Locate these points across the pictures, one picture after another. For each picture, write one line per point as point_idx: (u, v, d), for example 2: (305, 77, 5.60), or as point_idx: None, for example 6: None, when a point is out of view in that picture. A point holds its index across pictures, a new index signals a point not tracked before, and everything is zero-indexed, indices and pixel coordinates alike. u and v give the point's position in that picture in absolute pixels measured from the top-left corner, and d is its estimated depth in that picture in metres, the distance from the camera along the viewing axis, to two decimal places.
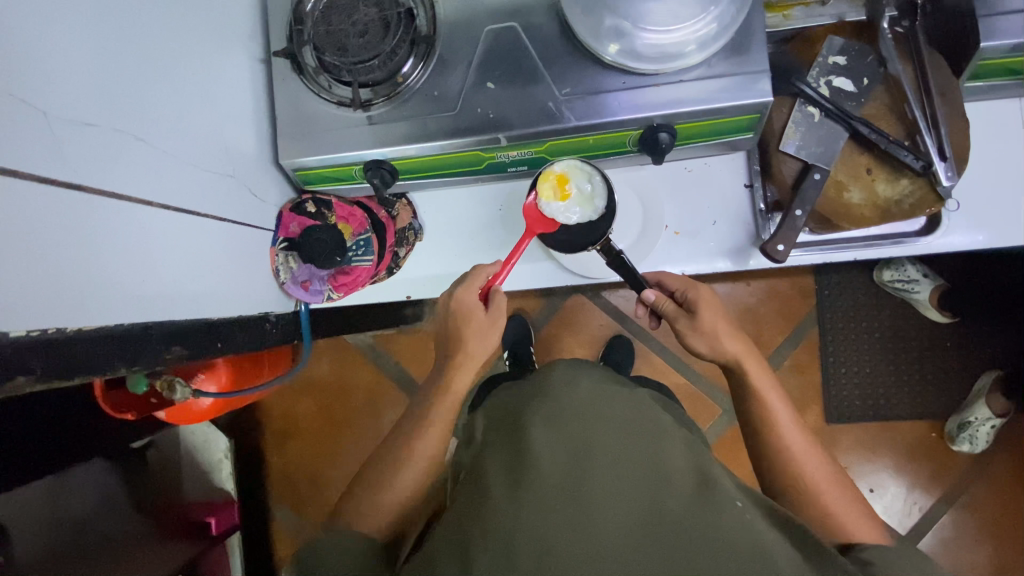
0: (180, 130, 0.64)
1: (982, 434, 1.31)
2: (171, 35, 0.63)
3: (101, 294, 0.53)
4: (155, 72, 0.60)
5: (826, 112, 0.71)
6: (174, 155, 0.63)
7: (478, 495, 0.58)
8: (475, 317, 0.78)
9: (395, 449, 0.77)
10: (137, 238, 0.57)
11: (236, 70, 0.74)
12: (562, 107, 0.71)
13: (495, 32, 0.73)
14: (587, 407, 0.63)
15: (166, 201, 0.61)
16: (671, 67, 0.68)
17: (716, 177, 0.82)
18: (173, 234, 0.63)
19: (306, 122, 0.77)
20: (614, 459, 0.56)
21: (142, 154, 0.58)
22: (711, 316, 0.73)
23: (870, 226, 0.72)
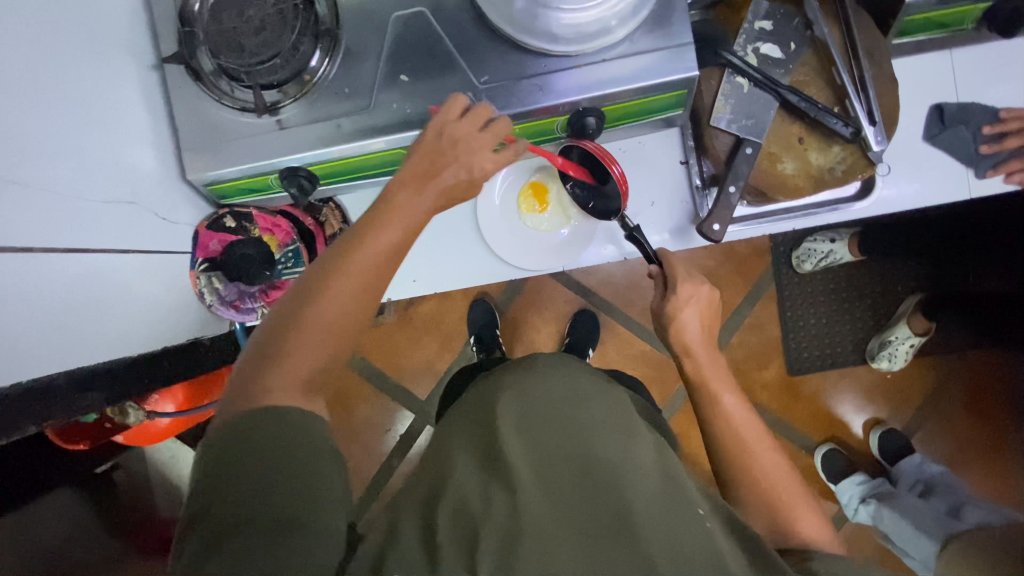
0: (60, 159, 0.58)
1: (900, 353, 1.38)
2: (36, 50, 0.56)
3: None
4: (20, 100, 0.53)
5: (755, 81, 0.68)
6: (60, 190, 0.57)
7: (439, 481, 0.57)
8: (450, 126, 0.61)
9: (314, 300, 0.54)
10: (26, 289, 0.52)
11: (124, 82, 0.68)
12: (483, 97, 0.67)
13: (403, 17, 0.68)
14: (557, 408, 0.62)
15: (55, 244, 0.56)
16: (586, 48, 0.65)
17: (652, 156, 0.77)
18: (72, 277, 0.58)
19: (210, 133, 0.71)
20: (579, 463, 0.56)
21: (18, 197, 0.52)
22: (690, 313, 0.73)
23: (803, 195, 0.70)
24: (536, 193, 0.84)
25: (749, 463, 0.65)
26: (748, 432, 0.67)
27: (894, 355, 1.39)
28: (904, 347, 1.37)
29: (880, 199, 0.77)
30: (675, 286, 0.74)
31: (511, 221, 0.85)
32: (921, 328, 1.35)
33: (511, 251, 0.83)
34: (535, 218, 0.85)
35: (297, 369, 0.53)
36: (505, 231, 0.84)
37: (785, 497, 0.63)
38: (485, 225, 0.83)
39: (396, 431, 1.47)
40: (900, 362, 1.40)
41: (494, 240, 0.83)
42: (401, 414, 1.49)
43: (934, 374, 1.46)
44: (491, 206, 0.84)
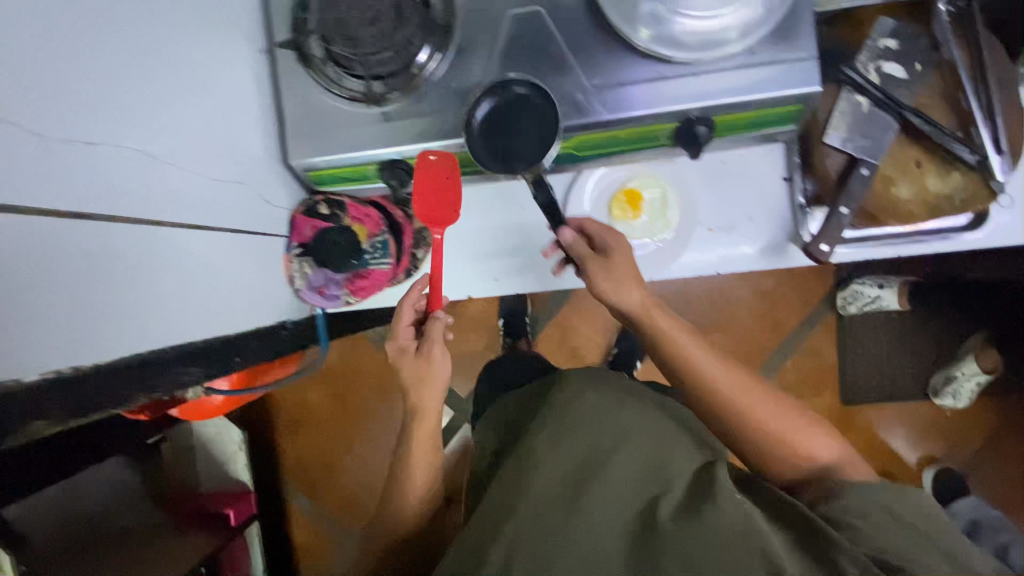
0: (182, 135, 0.59)
1: (965, 390, 1.35)
2: (166, 35, 0.58)
3: (111, 319, 0.50)
4: (154, 81, 0.56)
5: (875, 100, 0.66)
6: (179, 165, 0.59)
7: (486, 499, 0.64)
8: (407, 361, 0.75)
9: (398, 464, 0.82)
10: (148, 262, 0.55)
11: (239, 64, 0.69)
12: (592, 99, 0.67)
13: (517, 16, 0.67)
14: (588, 422, 0.68)
15: (170, 219, 0.57)
16: (700, 57, 0.64)
17: (756, 172, 0.74)
18: (181, 252, 0.60)
19: (314, 119, 0.72)
20: (609, 474, 0.62)
21: (152, 170, 0.55)
22: (631, 290, 0.69)
23: (917, 221, 0.68)
24: (630, 199, 0.79)
25: (795, 450, 0.68)
26: (776, 420, 0.69)
27: (959, 393, 1.36)
28: (970, 384, 1.33)
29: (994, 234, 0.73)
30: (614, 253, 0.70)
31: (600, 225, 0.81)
32: (990, 366, 1.31)
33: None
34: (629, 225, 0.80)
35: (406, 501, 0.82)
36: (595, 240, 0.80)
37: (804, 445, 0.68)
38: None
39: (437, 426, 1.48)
40: (966, 400, 1.37)
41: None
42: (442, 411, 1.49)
43: (996, 416, 1.41)
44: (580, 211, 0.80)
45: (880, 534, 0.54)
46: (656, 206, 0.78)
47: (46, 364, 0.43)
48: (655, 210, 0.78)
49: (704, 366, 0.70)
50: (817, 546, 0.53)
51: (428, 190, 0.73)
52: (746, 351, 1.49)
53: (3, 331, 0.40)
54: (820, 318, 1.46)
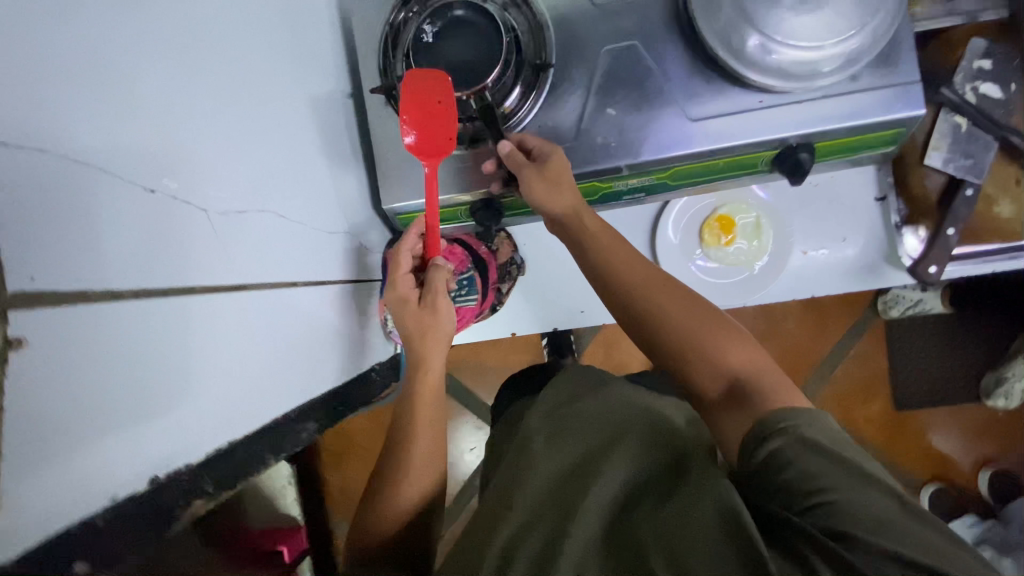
0: (291, 190, 0.58)
1: (1017, 390, 1.33)
2: (278, 88, 0.57)
3: (253, 390, 0.50)
4: (269, 138, 0.55)
5: (973, 120, 0.68)
6: (290, 220, 0.58)
7: (482, 520, 0.58)
8: (407, 311, 0.68)
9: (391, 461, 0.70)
10: (272, 321, 0.54)
11: (330, 109, 0.68)
12: (693, 131, 0.66)
13: (612, 51, 0.67)
14: (582, 426, 0.62)
15: (288, 276, 0.57)
16: (801, 85, 0.63)
17: (845, 193, 0.74)
18: (298, 309, 0.59)
19: (405, 161, 0.71)
20: (606, 474, 0.55)
21: (272, 226, 0.54)
22: (563, 199, 0.63)
23: (1019, 239, 0.68)
24: (722, 225, 0.78)
25: (787, 402, 0.50)
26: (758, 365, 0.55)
27: (1011, 394, 1.33)
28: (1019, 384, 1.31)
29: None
30: (522, 169, 0.63)
31: (690, 250, 0.79)
32: None
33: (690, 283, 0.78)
34: (733, 251, 0.77)
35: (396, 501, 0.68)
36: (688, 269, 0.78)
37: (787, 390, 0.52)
38: (663, 258, 0.78)
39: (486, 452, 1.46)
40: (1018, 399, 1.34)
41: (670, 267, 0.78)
42: (482, 428, 1.51)
43: None
44: (670, 237, 0.78)
45: (860, 503, 0.39)
46: (751, 228, 0.77)
47: (188, 456, 0.42)
48: (750, 236, 0.77)
49: (664, 306, 0.59)
50: (782, 533, 0.41)
51: (421, 123, 0.63)
52: (793, 359, 1.48)
53: (186, 409, 0.41)
54: (869, 324, 1.46)
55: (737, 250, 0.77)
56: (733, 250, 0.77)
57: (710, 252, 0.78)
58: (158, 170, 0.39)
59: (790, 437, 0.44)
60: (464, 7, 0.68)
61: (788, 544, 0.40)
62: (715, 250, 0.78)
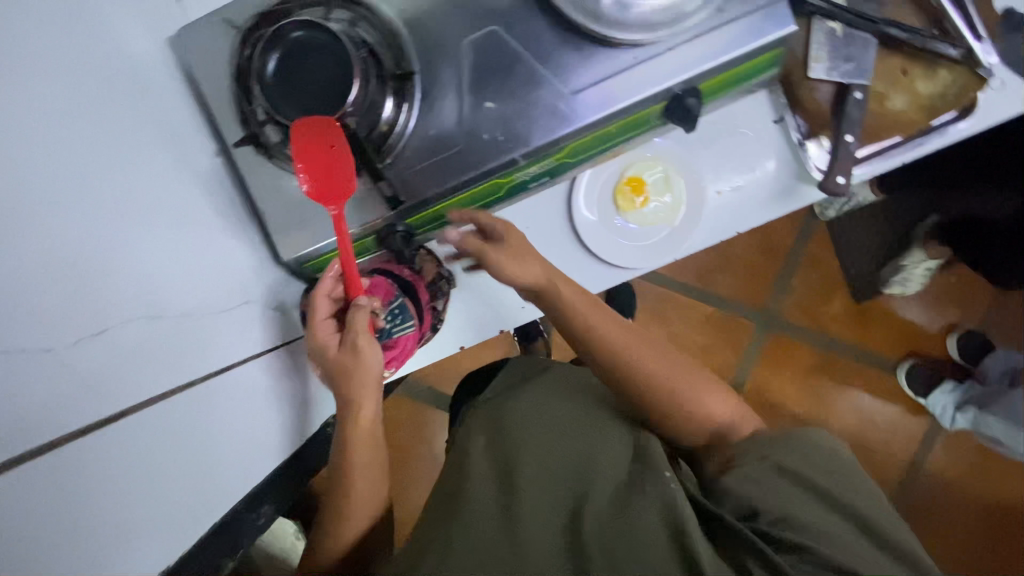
0: (167, 282, 0.55)
1: (915, 276, 1.36)
2: (116, 185, 0.53)
3: (152, 502, 0.52)
4: (123, 245, 0.52)
5: (847, 22, 0.65)
6: (172, 316, 0.55)
7: (428, 528, 0.65)
8: (330, 356, 0.67)
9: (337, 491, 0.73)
10: (152, 438, 0.53)
11: (200, 177, 0.63)
12: (575, 104, 0.64)
13: (475, 40, 0.64)
14: (525, 430, 0.73)
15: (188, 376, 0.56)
16: (666, 33, 0.61)
17: (744, 124, 0.73)
18: (210, 406, 0.58)
19: (296, 209, 0.67)
20: (547, 468, 0.67)
21: (141, 334, 0.52)
22: (523, 270, 0.69)
23: (916, 127, 0.68)
24: (634, 186, 0.79)
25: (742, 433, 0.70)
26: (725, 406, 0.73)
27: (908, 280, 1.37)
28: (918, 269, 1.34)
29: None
30: (486, 249, 0.69)
31: (608, 219, 0.78)
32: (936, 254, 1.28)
33: (614, 251, 0.78)
34: (649, 210, 0.78)
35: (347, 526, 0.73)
36: (613, 241, 0.78)
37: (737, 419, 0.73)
38: (584, 234, 0.78)
39: None
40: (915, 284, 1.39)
41: (590, 240, 0.77)
42: None
43: None
44: (586, 208, 0.77)
45: (806, 514, 0.53)
46: (660, 182, 0.77)
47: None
48: (662, 190, 0.77)
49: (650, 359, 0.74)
50: (732, 542, 0.53)
51: (313, 163, 0.60)
52: (750, 281, 1.51)
53: (47, 544, 0.45)
54: (814, 229, 1.50)
55: (652, 208, 0.77)
56: (648, 209, 0.78)
57: (627, 217, 0.78)
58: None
59: (749, 473, 0.59)
60: (298, 27, 0.60)
61: (736, 550, 0.52)
62: (632, 214, 0.78)
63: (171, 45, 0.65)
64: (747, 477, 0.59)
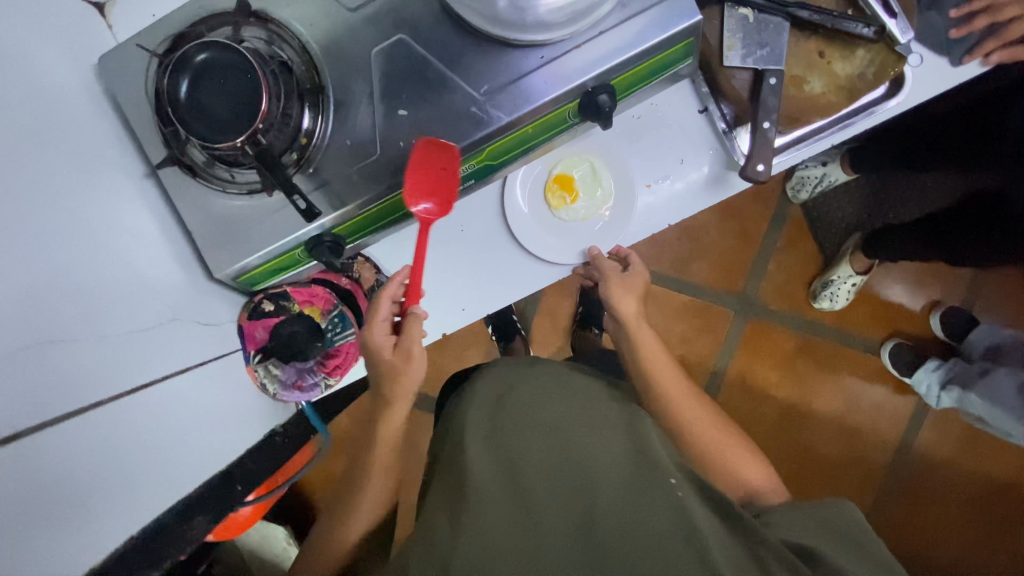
0: (85, 299, 0.54)
1: (842, 291, 1.40)
2: (32, 204, 0.52)
3: (77, 524, 0.49)
4: (26, 257, 0.50)
5: (758, 8, 0.65)
6: (92, 333, 0.54)
7: (425, 537, 0.57)
8: (381, 358, 0.70)
9: (351, 487, 0.76)
10: (81, 452, 0.50)
11: (128, 200, 0.65)
12: (487, 107, 0.64)
13: (383, 50, 0.64)
14: (526, 411, 0.64)
15: (112, 391, 0.54)
16: (571, 30, 0.61)
17: (668, 115, 0.74)
18: (134, 423, 0.56)
19: (225, 226, 0.69)
20: (547, 461, 0.58)
21: (50, 354, 0.49)
22: (625, 297, 0.76)
23: (838, 110, 0.67)
24: (563, 184, 0.80)
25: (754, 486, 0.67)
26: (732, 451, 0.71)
27: (836, 293, 1.41)
28: (846, 285, 1.39)
29: (930, 81, 0.68)
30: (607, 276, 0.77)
31: (546, 220, 0.80)
32: (860, 267, 1.37)
33: (556, 250, 0.79)
34: (578, 206, 0.79)
35: (353, 520, 0.76)
36: (550, 238, 0.79)
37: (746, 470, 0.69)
38: (521, 236, 0.78)
39: None
40: (841, 300, 1.42)
41: (529, 242, 0.78)
42: None
43: None
44: (521, 210, 0.78)
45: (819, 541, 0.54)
46: (588, 178, 0.79)
47: None
48: (591, 186, 0.78)
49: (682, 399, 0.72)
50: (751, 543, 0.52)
51: (423, 180, 0.64)
52: (727, 268, 1.49)
53: None
54: (787, 213, 1.47)
55: (581, 205, 0.79)
56: (578, 205, 0.79)
57: (561, 212, 0.80)
58: None
59: (780, 519, 0.60)
60: (203, 49, 0.61)
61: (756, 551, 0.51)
62: (566, 210, 0.80)
63: (99, 72, 0.68)
64: (776, 519, 0.60)
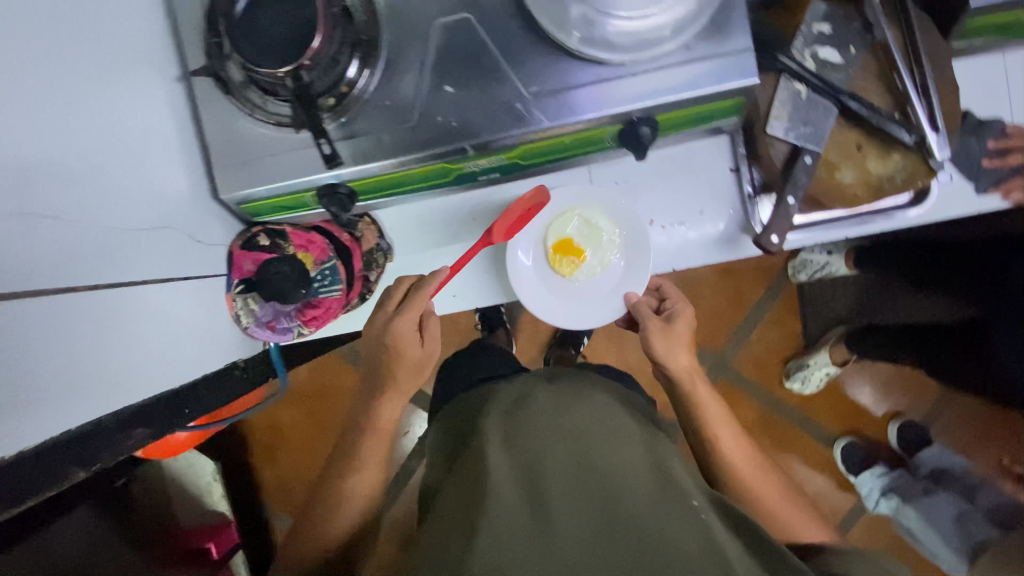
0: (85, 184, 0.53)
1: (815, 376, 1.42)
2: (56, 75, 0.51)
3: (38, 406, 0.47)
4: (33, 126, 0.48)
5: (813, 86, 0.66)
6: (85, 220, 0.52)
7: (441, 532, 0.55)
8: (407, 351, 0.74)
9: (337, 480, 0.77)
10: (54, 335, 0.48)
11: (154, 98, 0.64)
12: (532, 107, 0.64)
13: (446, 24, 0.64)
14: (549, 416, 0.64)
15: (94, 281, 0.53)
16: (633, 56, 0.62)
17: (699, 163, 0.74)
18: (104, 319, 0.54)
19: (243, 150, 0.68)
20: (569, 467, 0.57)
21: (37, 231, 0.47)
22: (665, 343, 0.74)
23: (860, 205, 0.69)
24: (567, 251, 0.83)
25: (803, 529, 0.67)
26: (781, 495, 0.70)
27: (808, 378, 1.43)
28: (820, 372, 1.41)
29: (949, 202, 0.71)
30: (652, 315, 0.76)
31: (559, 288, 0.84)
32: (840, 360, 1.38)
33: (563, 312, 0.83)
34: (586, 268, 0.84)
35: (338, 515, 0.76)
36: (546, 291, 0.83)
37: (791, 514, 0.69)
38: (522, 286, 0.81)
39: (411, 433, 1.45)
40: (811, 387, 1.45)
41: (536, 303, 0.81)
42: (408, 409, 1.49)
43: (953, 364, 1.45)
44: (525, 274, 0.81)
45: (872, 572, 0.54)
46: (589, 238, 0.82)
47: None
48: (592, 238, 0.82)
49: (737, 459, 0.71)
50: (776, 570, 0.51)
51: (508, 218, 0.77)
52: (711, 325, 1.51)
53: None
54: (782, 289, 1.50)
55: (589, 266, 0.84)
56: (586, 267, 0.84)
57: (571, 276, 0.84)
58: None
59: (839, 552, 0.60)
60: None
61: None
62: (578, 271, 0.84)
63: None
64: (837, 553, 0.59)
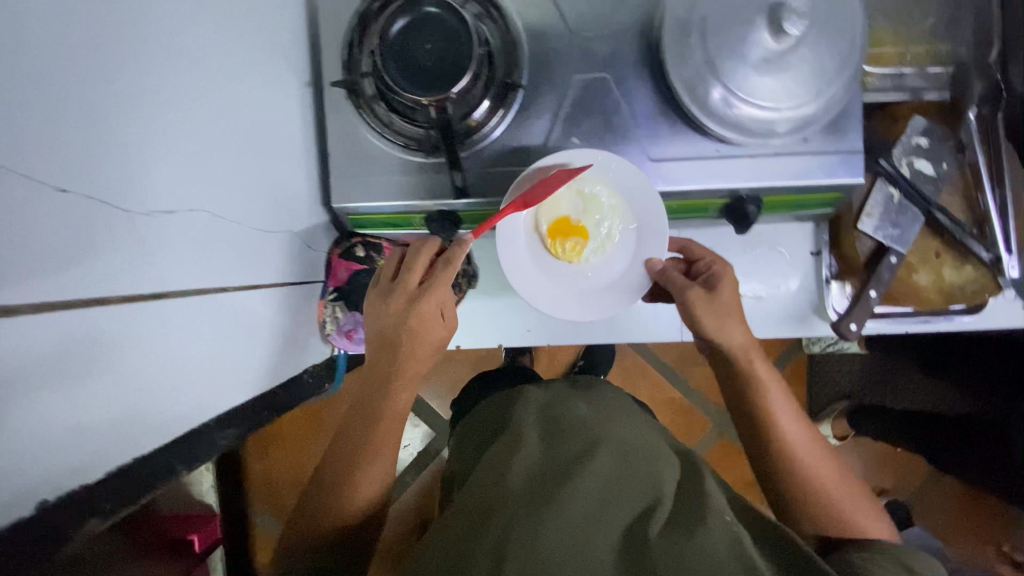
0: (217, 181, 0.52)
1: None
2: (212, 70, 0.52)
3: (154, 398, 0.45)
4: (187, 118, 0.48)
5: (905, 192, 0.71)
6: (212, 214, 0.52)
7: (452, 521, 0.51)
8: (419, 302, 0.63)
9: (343, 449, 0.66)
10: (172, 331, 0.47)
11: (289, 101, 0.65)
12: (653, 172, 0.68)
13: (584, 80, 0.67)
14: (582, 414, 0.59)
15: (214, 283, 0.52)
16: (753, 140, 0.65)
17: (784, 243, 0.78)
18: (216, 316, 0.54)
19: (361, 163, 0.69)
20: (597, 471, 0.51)
21: (174, 222, 0.46)
22: (719, 326, 0.63)
23: (932, 306, 0.74)
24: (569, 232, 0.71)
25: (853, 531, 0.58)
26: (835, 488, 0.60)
27: None
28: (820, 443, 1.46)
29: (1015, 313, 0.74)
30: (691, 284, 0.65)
31: (568, 277, 0.72)
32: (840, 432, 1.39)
33: (575, 307, 0.70)
34: (589, 249, 0.72)
35: (342, 492, 0.64)
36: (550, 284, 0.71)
37: (843, 503, 0.60)
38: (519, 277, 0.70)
39: None
40: None
41: (538, 297, 0.70)
42: None
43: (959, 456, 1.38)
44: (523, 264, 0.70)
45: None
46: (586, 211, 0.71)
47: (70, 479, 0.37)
48: (587, 208, 0.71)
49: (790, 437, 0.61)
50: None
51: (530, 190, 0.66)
52: None
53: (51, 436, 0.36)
54: None
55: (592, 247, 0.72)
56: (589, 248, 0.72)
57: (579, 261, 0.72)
58: (51, 166, 0.34)
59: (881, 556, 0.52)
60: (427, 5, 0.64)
61: None
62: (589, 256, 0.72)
63: None
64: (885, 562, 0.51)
